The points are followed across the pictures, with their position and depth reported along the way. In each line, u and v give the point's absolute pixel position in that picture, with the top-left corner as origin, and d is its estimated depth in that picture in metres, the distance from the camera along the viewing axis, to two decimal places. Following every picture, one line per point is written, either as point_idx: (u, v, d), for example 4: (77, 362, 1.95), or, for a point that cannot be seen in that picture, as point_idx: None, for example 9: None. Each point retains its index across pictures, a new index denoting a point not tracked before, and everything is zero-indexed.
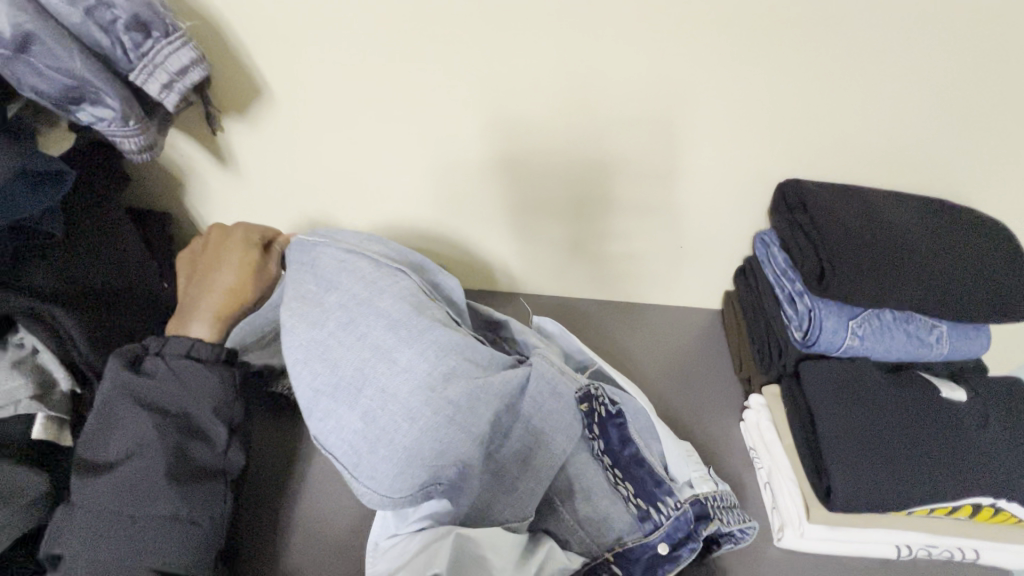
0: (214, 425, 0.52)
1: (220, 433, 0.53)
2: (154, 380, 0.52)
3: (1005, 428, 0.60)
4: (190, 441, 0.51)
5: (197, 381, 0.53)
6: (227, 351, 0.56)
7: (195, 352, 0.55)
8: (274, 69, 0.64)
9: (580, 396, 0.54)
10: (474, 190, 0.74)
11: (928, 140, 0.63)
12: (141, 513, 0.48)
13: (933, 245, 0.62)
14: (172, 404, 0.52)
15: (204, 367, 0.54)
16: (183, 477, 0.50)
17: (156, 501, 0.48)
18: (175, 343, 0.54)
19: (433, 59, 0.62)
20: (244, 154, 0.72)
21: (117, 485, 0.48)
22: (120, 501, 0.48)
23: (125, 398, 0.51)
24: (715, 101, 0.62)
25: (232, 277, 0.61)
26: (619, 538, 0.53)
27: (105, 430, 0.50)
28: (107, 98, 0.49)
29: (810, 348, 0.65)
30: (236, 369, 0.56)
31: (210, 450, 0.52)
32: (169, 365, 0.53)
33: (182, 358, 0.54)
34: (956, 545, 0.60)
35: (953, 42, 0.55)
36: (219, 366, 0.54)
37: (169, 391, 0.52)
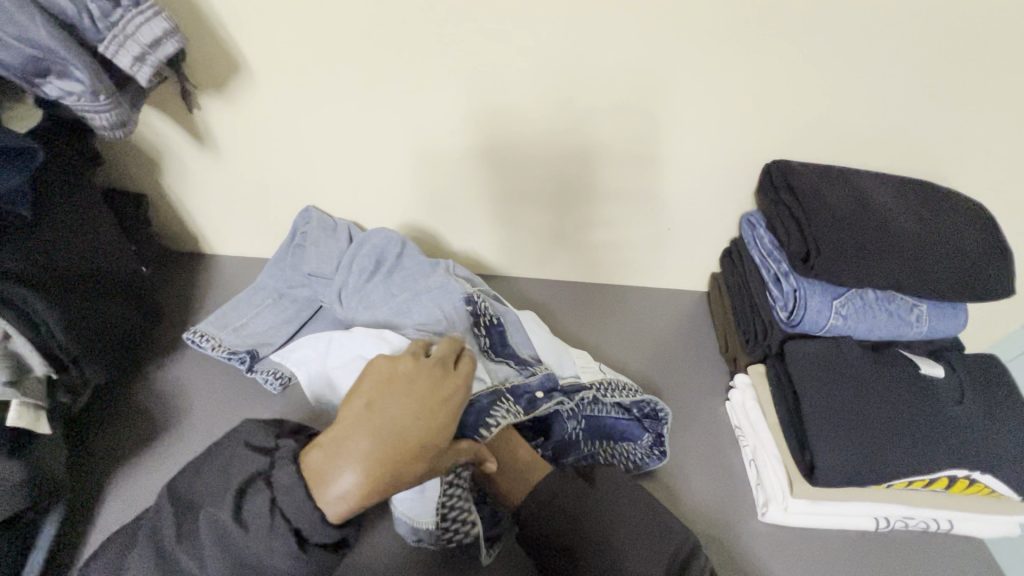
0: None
1: None
2: (247, 532, 0.42)
3: (980, 403, 0.62)
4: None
5: (284, 558, 0.42)
6: (336, 536, 0.43)
7: (304, 529, 0.42)
8: (251, 44, 0.61)
9: (467, 298, 0.65)
10: (463, 173, 0.72)
11: (913, 122, 0.63)
12: None
13: (915, 227, 0.63)
14: (248, 567, 0.42)
15: (298, 545, 0.42)
16: None
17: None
18: (288, 489, 0.42)
19: (419, 36, 0.60)
20: (223, 134, 0.70)
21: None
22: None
23: (214, 534, 0.43)
24: (703, 82, 0.61)
25: (359, 471, 0.42)
26: (506, 379, 0.60)
27: (188, 541, 0.43)
28: (75, 70, 0.47)
29: (794, 328, 0.66)
30: (333, 557, 0.44)
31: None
32: (270, 525, 0.42)
33: (303, 505, 0.42)
34: (932, 516, 0.62)
35: (941, 24, 0.56)
36: (317, 551, 0.43)
37: (251, 554, 0.42)
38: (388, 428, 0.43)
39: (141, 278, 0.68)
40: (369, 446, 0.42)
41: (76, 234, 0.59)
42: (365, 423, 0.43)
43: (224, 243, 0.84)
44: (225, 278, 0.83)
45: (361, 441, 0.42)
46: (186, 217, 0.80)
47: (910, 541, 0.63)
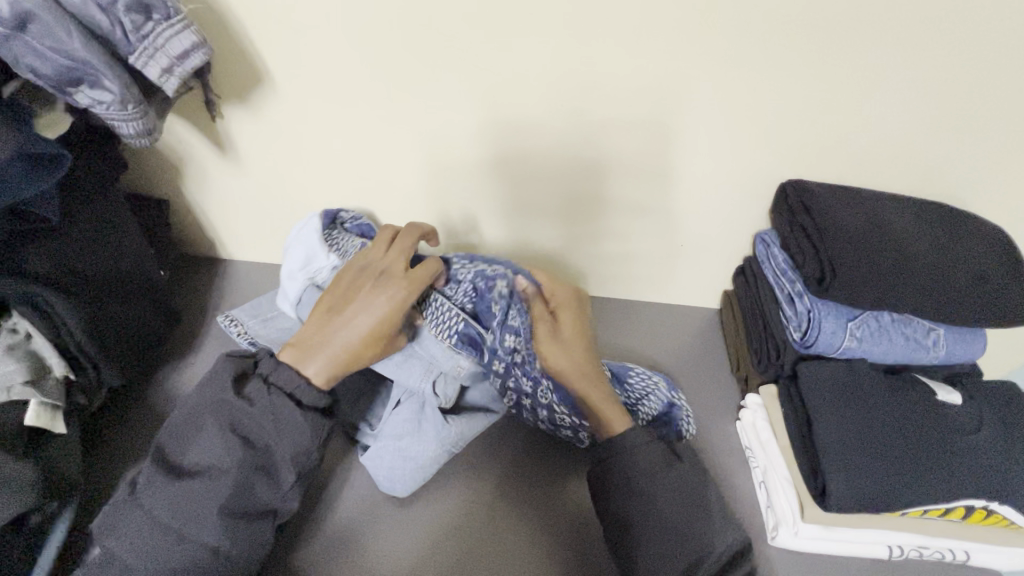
0: (286, 469, 0.51)
1: (288, 479, 0.51)
2: (250, 407, 0.51)
3: (999, 430, 0.61)
4: (260, 479, 0.50)
5: (287, 421, 0.51)
6: (325, 402, 0.53)
7: (297, 394, 0.52)
8: (274, 56, 0.63)
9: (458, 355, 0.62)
10: (475, 186, 0.73)
11: (929, 145, 0.63)
12: (184, 533, 0.48)
13: (932, 250, 0.62)
14: (257, 436, 0.51)
15: (297, 407, 0.52)
16: (233, 514, 0.49)
17: (206, 528, 0.48)
18: (278, 369, 0.53)
19: (437, 52, 0.61)
20: (243, 142, 0.71)
21: (181, 498, 0.48)
22: (176, 515, 0.48)
23: (218, 416, 0.51)
24: (718, 102, 0.62)
25: (367, 320, 0.55)
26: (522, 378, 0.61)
27: (189, 432, 0.51)
28: (105, 80, 0.48)
29: (808, 349, 0.66)
30: (328, 421, 0.54)
31: (273, 493, 0.51)
32: (269, 398, 0.52)
33: (284, 395, 0.52)
34: (947, 546, 0.60)
35: (961, 47, 0.55)
36: (314, 414, 0.52)
37: (259, 424, 0.51)
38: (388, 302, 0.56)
39: (160, 281, 0.69)
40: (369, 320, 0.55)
41: (99, 237, 0.61)
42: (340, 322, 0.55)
43: (240, 249, 0.85)
44: (240, 283, 0.84)
45: (314, 358, 0.54)
46: (204, 222, 0.82)
47: (925, 570, 0.61)
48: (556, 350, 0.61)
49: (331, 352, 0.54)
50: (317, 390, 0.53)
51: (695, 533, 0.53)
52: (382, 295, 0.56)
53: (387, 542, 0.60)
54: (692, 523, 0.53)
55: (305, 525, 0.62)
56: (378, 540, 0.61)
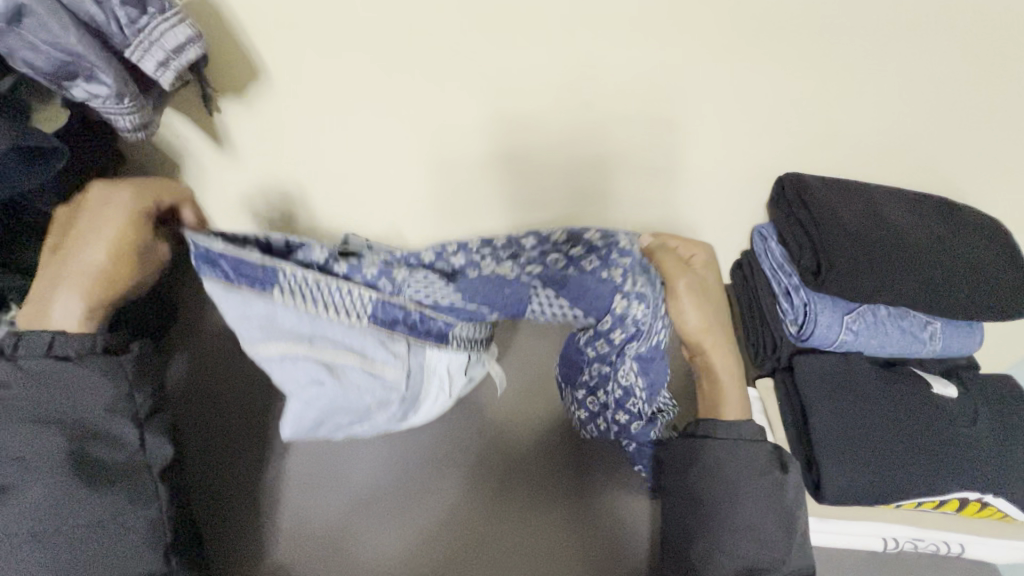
0: (114, 422, 0.49)
1: (129, 430, 0.50)
2: (8, 390, 0.47)
3: (994, 423, 0.61)
4: (87, 439, 0.48)
5: (65, 380, 0.48)
6: (95, 341, 0.50)
7: (58, 351, 0.48)
8: (271, 51, 0.63)
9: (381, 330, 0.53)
10: (471, 180, 0.73)
11: (927, 139, 0.63)
12: (62, 523, 0.46)
13: (929, 243, 0.62)
14: (31, 410, 0.47)
15: (71, 362, 0.48)
16: (97, 482, 0.47)
17: (72, 503, 0.46)
18: (29, 343, 0.48)
19: (434, 46, 0.61)
20: (239, 136, 0.71)
21: (32, 502, 0.45)
22: (39, 517, 0.45)
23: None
24: (715, 96, 0.61)
25: (97, 254, 0.52)
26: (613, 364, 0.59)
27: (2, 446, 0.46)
28: (101, 74, 0.48)
29: (804, 342, 0.66)
30: (123, 357, 0.51)
31: (117, 450, 0.49)
32: (30, 371, 0.47)
33: (44, 359, 0.48)
34: (942, 539, 0.61)
35: (958, 39, 0.55)
36: (87, 367, 0.49)
37: (36, 400, 0.47)
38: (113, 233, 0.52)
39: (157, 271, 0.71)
40: (97, 256, 0.52)
41: None
42: (82, 246, 0.52)
43: None
44: None
45: (75, 294, 0.52)
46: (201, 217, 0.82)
47: (918, 561, 0.62)
48: (689, 304, 0.62)
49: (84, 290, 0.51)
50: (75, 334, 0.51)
51: (740, 544, 0.55)
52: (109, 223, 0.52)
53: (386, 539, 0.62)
54: (738, 520, 0.55)
55: (288, 525, 0.63)
56: (368, 539, 0.62)
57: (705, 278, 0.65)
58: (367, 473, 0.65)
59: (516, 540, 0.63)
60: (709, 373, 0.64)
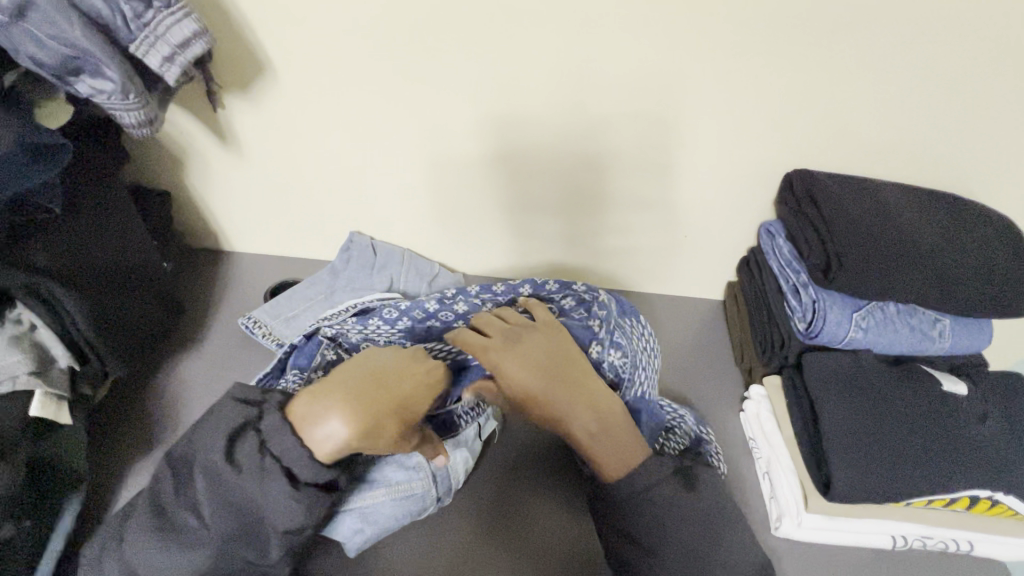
0: (279, 541, 0.46)
1: (274, 546, 0.46)
2: (238, 473, 0.45)
3: (1003, 421, 0.61)
4: (240, 546, 0.45)
5: (280, 491, 0.44)
6: (326, 477, 0.45)
7: (294, 469, 0.45)
8: (276, 46, 0.62)
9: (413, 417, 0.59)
10: (478, 177, 0.73)
11: (937, 135, 0.62)
12: None
13: (940, 240, 0.62)
14: (245, 503, 0.45)
15: (292, 484, 0.44)
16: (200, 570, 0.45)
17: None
18: (278, 433, 0.45)
19: (441, 41, 0.60)
20: (244, 133, 0.71)
21: (151, 546, 0.45)
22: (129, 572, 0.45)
23: (210, 483, 0.45)
24: (723, 92, 0.61)
25: (342, 418, 0.44)
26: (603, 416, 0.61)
27: (218, 503, 0.45)
28: (106, 69, 0.48)
29: (812, 340, 0.65)
30: (328, 498, 0.46)
31: (258, 560, 0.46)
32: (261, 467, 0.44)
33: (275, 461, 0.45)
34: (951, 537, 0.60)
35: (974, 34, 0.54)
36: (310, 491, 0.45)
37: (247, 490, 0.44)
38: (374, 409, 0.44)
39: (163, 273, 0.69)
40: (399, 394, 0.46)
41: (101, 227, 0.61)
42: (341, 406, 0.44)
43: (242, 240, 0.85)
44: (242, 276, 0.84)
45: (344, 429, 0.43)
46: (206, 214, 0.81)
47: (927, 559, 0.62)
48: (511, 360, 0.51)
49: (362, 395, 0.44)
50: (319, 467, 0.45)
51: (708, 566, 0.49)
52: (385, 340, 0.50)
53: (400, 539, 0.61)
54: (706, 549, 0.50)
55: None
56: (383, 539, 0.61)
57: (527, 336, 0.54)
58: None
59: (526, 542, 0.61)
60: (608, 433, 0.52)
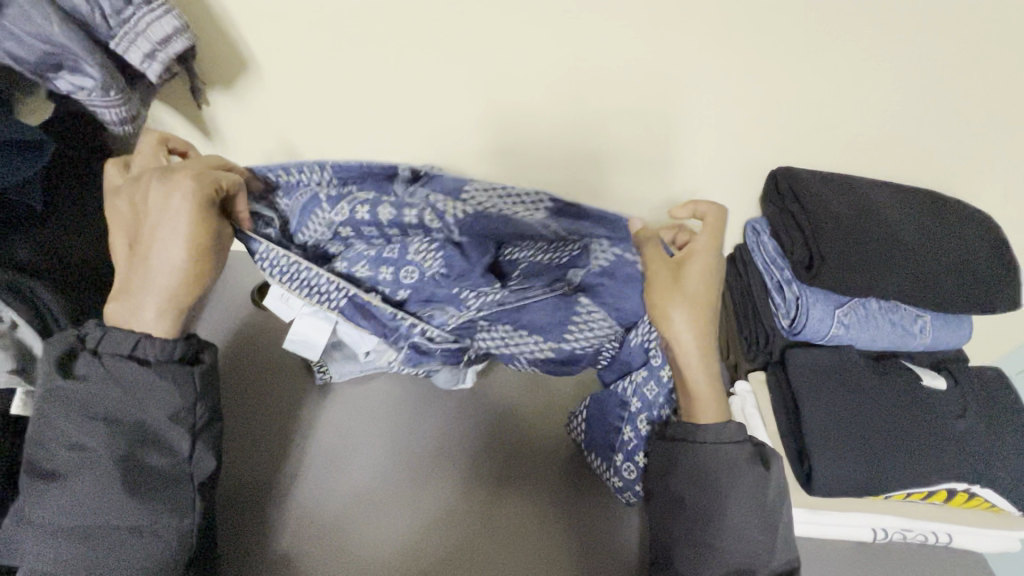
0: (173, 432, 0.47)
1: (181, 439, 0.47)
2: (86, 383, 0.45)
3: (982, 415, 0.62)
4: (143, 448, 0.46)
5: (140, 380, 0.46)
6: (179, 350, 0.48)
7: (140, 352, 0.47)
8: (261, 43, 0.62)
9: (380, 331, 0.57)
10: (465, 174, 0.73)
11: (919, 134, 0.63)
12: (92, 525, 0.44)
13: (921, 237, 0.62)
14: (117, 410, 0.46)
15: (149, 368, 0.46)
16: (139, 484, 0.46)
17: (103, 513, 0.44)
18: (105, 339, 0.46)
19: (427, 38, 0.60)
20: (229, 129, 0.70)
21: (65, 497, 0.44)
22: (70, 519, 0.44)
23: (64, 408, 0.45)
24: (708, 89, 0.61)
25: (150, 312, 0.47)
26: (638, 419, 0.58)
27: (87, 424, 0.45)
28: (86, 66, 0.47)
29: (796, 336, 0.66)
30: (195, 368, 0.48)
31: (171, 458, 0.47)
32: (104, 368, 0.46)
33: (120, 359, 0.46)
34: (930, 528, 0.61)
35: (955, 33, 0.55)
36: (171, 367, 0.47)
37: (114, 396, 0.46)
38: (163, 289, 0.46)
39: None
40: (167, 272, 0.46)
41: (81, 224, 0.61)
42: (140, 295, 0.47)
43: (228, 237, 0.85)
44: None
45: (150, 313, 0.47)
46: None
47: (907, 551, 0.63)
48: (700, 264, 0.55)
49: (156, 284, 0.46)
50: (163, 341, 0.47)
51: (733, 526, 0.50)
52: (153, 188, 0.46)
53: (400, 536, 0.59)
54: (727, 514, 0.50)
55: (281, 521, 0.59)
56: (369, 531, 0.59)
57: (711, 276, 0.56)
58: (370, 465, 0.64)
59: (515, 533, 0.59)
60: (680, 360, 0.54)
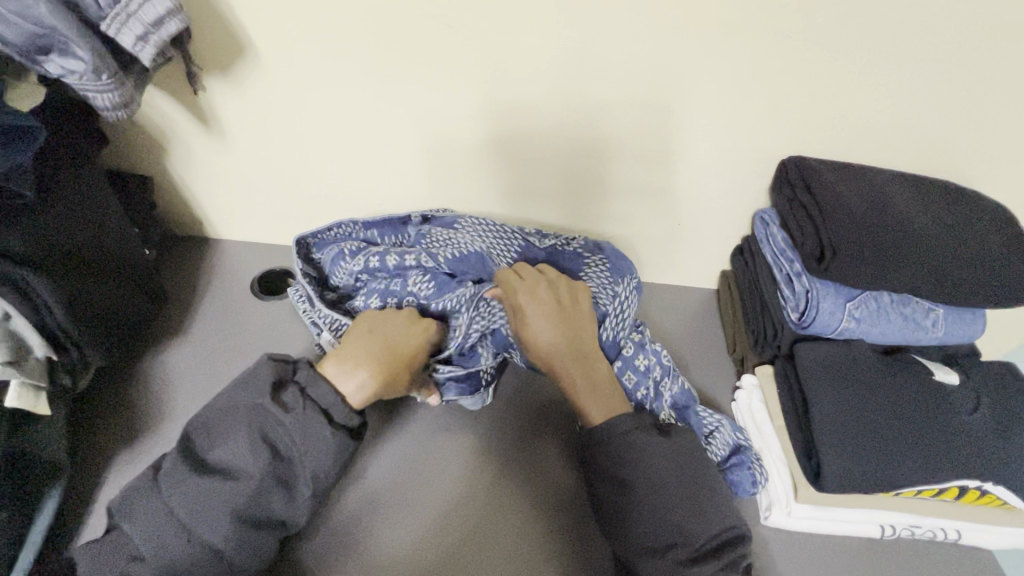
0: (305, 488, 0.48)
1: (304, 497, 0.48)
2: (288, 416, 0.48)
3: (995, 411, 0.61)
4: (275, 488, 0.47)
5: (313, 432, 0.48)
6: (354, 420, 0.50)
7: (331, 412, 0.49)
8: (257, 26, 0.60)
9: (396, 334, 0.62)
10: (467, 163, 0.71)
11: (935, 122, 0.61)
12: (190, 530, 0.45)
13: (935, 229, 0.61)
14: (283, 447, 0.48)
15: (328, 424, 0.49)
16: (248, 519, 0.46)
17: (214, 528, 0.45)
18: (311, 380, 0.50)
19: (428, 22, 0.58)
20: (226, 117, 0.69)
21: (193, 494, 0.45)
22: (185, 514, 0.45)
23: (252, 422, 0.47)
24: (718, 76, 0.59)
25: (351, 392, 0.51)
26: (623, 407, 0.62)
27: (254, 443, 0.47)
28: (75, 48, 0.46)
29: (805, 329, 0.65)
30: (353, 444, 0.50)
31: (288, 507, 0.48)
32: (304, 408, 0.48)
33: (319, 411, 0.49)
34: (939, 525, 0.60)
35: (976, 17, 0.53)
36: (344, 434, 0.49)
37: (291, 436, 0.47)
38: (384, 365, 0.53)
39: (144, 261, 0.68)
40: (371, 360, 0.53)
41: (79, 215, 0.60)
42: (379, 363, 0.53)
43: (228, 228, 0.83)
44: (228, 264, 0.83)
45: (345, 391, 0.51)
46: (190, 201, 0.80)
47: (916, 548, 0.62)
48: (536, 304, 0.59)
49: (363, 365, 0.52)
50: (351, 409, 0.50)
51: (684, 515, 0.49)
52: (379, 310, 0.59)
53: (408, 535, 0.58)
54: (689, 513, 0.49)
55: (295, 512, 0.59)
56: (381, 526, 0.59)
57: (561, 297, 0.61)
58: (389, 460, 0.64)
59: (524, 527, 0.60)
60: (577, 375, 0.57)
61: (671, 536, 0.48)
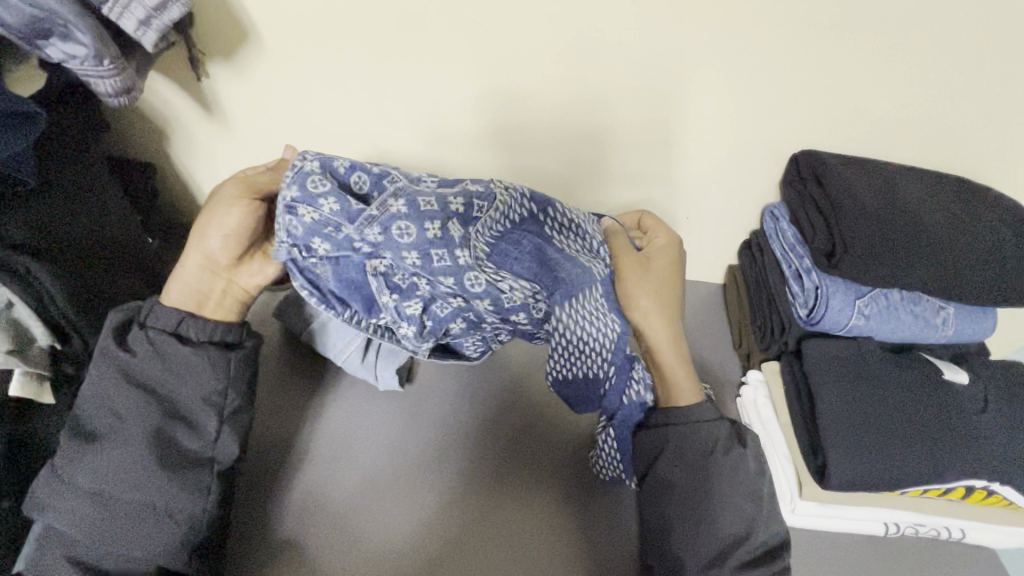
0: (203, 412, 0.50)
1: (209, 421, 0.50)
2: (138, 358, 0.49)
3: (1004, 411, 0.60)
4: (175, 424, 0.49)
5: (182, 361, 0.50)
6: (226, 334, 0.52)
7: (182, 330, 0.51)
8: (261, 12, 0.59)
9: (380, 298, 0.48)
10: (474, 153, 0.70)
11: (953, 117, 0.60)
12: (114, 494, 0.47)
13: (949, 226, 0.60)
14: (163, 387, 0.50)
15: (187, 345, 0.50)
16: (170, 463, 0.48)
17: (139, 487, 0.47)
18: (158, 316, 0.51)
19: (435, 9, 0.57)
20: (228, 103, 0.68)
21: (104, 460, 0.47)
22: (103, 479, 0.47)
23: (111, 374, 0.49)
24: (730, 67, 0.58)
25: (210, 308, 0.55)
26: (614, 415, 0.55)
27: (120, 394, 0.48)
28: (78, 33, 0.45)
29: (813, 326, 0.64)
30: (231, 353, 0.52)
31: (196, 438, 0.50)
32: (153, 346, 0.50)
33: (164, 334, 0.50)
34: (944, 524, 0.60)
35: (998, 9, 0.51)
36: (212, 350, 0.51)
37: (156, 373, 0.49)
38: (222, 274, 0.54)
39: (146, 250, 0.68)
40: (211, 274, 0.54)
41: (80, 202, 0.59)
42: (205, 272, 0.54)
43: None
44: None
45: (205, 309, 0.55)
46: (192, 189, 0.79)
47: (920, 546, 0.62)
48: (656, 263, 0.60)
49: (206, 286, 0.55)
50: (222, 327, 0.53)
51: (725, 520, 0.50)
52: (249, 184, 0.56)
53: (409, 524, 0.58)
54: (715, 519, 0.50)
55: (290, 501, 0.59)
56: (378, 514, 0.58)
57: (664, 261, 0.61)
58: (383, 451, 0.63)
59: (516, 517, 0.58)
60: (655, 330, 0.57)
61: (660, 534, 0.51)
